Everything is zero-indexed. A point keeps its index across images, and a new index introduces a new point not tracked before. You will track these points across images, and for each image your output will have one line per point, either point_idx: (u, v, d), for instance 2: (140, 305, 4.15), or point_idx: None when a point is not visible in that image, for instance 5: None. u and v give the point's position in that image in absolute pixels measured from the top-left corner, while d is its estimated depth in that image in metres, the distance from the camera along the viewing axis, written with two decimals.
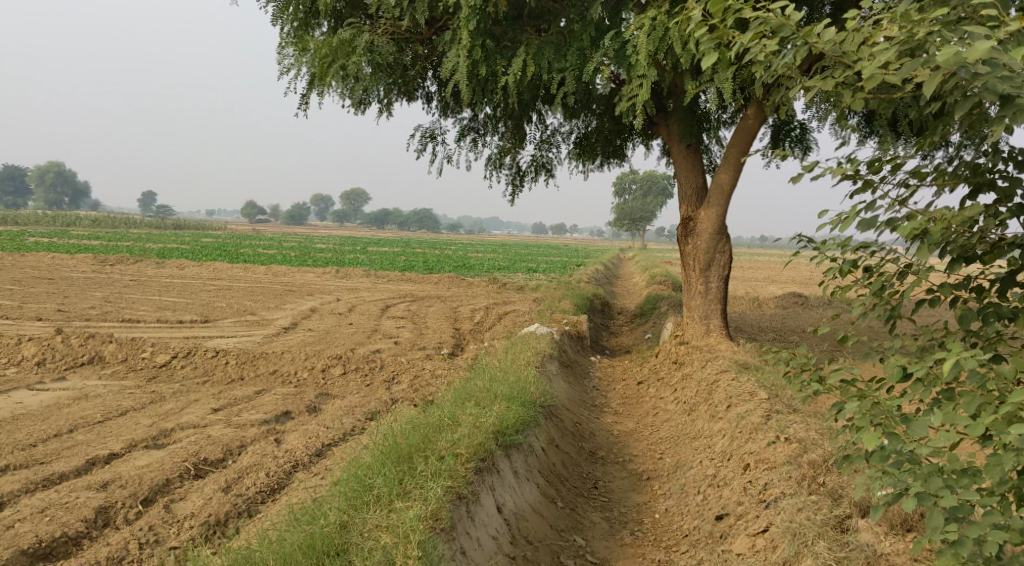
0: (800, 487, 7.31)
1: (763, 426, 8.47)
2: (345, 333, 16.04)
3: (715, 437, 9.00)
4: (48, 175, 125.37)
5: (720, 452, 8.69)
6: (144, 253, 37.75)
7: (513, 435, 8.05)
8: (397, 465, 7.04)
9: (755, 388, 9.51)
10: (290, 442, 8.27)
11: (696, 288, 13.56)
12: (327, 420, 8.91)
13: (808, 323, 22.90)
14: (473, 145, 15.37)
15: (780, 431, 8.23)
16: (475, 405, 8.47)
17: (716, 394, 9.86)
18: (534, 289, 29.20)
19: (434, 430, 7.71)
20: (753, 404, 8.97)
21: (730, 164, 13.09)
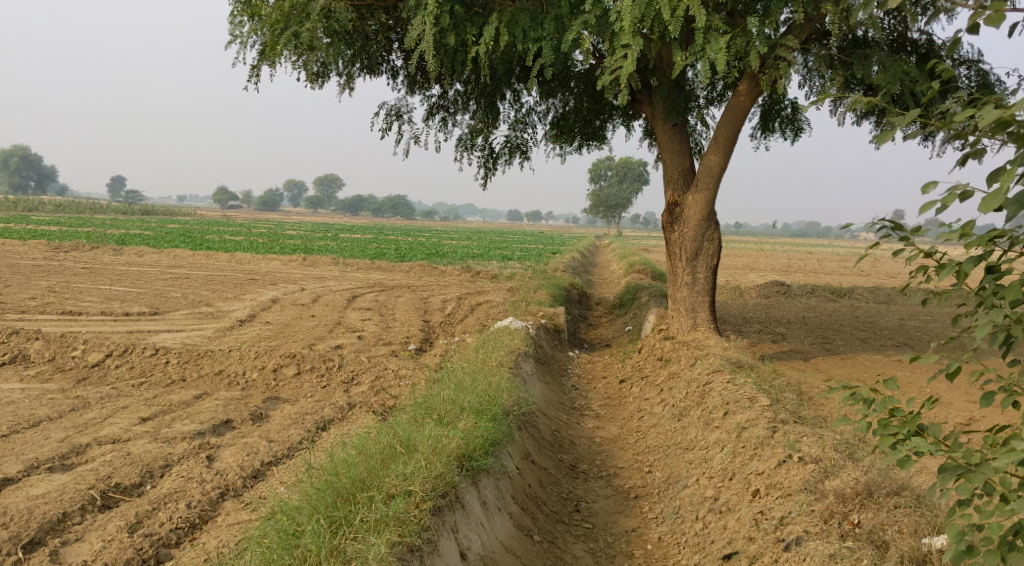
0: (828, 526, 6.57)
1: (770, 441, 7.70)
2: (304, 326, 14.92)
3: (714, 450, 8.21)
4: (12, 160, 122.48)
5: (720, 469, 7.91)
6: (102, 240, 36.16)
7: (481, 459, 7.18)
8: (335, 509, 6.10)
9: (756, 394, 8.69)
10: (223, 462, 7.34)
11: (683, 280, 12.60)
12: (271, 432, 7.91)
13: (793, 314, 22.08)
14: (443, 124, 14.31)
15: (792, 449, 7.46)
16: (437, 421, 7.54)
17: (710, 400, 9.04)
18: (508, 278, 28.14)
19: (387, 457, 6.78)
20: (757, 414, 8.16)
21: (719, 144, 12.14)
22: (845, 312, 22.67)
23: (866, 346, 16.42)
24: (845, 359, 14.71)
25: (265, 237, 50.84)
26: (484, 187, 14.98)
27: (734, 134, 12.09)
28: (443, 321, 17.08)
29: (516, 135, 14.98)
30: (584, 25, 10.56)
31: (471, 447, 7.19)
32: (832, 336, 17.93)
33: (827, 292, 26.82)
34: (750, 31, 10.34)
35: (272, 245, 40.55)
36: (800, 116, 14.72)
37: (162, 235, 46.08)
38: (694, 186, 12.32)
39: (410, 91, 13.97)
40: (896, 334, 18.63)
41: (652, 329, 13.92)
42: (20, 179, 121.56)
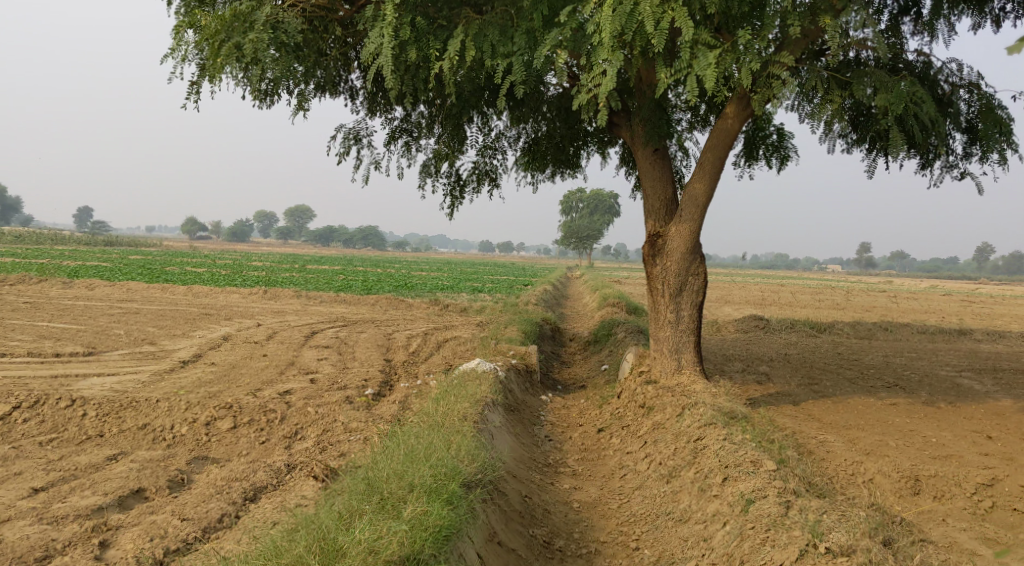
0: None
1: (784, 522, 7.30)
2: (253, 367, 13.69)
3: (714, 527, 7.70)
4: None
5: (722, 555, 7.40)
6: (55, 272, 34.48)
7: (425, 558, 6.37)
8: None
9: (758, 455, 8.26)
10: (119, 548, 6.59)
11: (666, 318, 11.56)
12: (186, 506, 7.10)
13: (774, 351, 21.08)
14: (406, 149, 13.26)
15: (816, 537, 7.08)
16: (384, 513, 6.74)
17: (706, 463, 8.42)
18: (477, 311, 27.00)
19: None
20: (764, 483, 7.80)
21: (705, 170, 11.17)
22: (827, 349, 21.71)
23: (856, 387, 15.43)
24: (836, 402, 13.72)
25: (230, 268, 49.27)
26: (450, 218, 13.93)
27: (721, 160, 11.15)
28: (407, 360, 15.89)
29: (485, 160, 13.94)
30: (559, 40, 9.60)
31: (417, 546, 6.42)
32: (818, 375, 16.93)
33: (806, 326, 26.00)
34: (740, 48, 9.43)
35: (234, 277, 39.06)
36: (786, 144, 13.86)
37: (120, 266, 44.39)
38: (679, 216, 11.34)
39: (369, 113, 12.92)
40: (884, 373, 17.68)
41: (632, 370, 12.85)
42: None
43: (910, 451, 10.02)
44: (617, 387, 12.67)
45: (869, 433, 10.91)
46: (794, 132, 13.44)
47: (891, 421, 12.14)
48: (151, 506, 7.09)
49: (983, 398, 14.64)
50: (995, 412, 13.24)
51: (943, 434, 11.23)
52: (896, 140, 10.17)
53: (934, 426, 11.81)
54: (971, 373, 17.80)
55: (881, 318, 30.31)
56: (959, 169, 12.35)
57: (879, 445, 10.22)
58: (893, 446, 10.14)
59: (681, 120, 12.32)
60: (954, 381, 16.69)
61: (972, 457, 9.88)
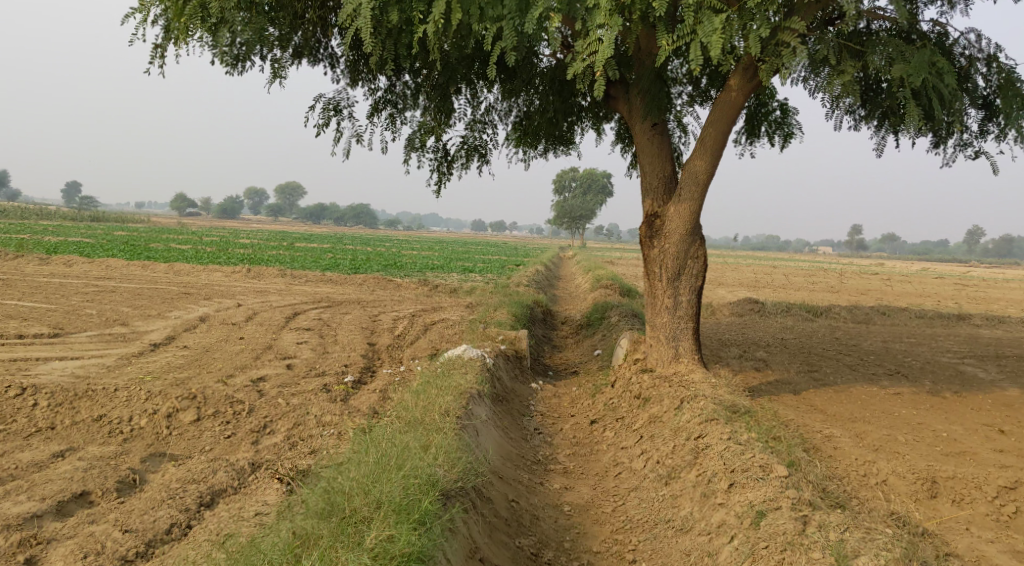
0: None
1: (803, 542, 6.80)
2: (227, 351, 13.01)
3: (723, 544, 7.18)
4: None
5: None
6: (34, 248, 33.56)
7: None
8: None
9: (767, 459, 7.75)
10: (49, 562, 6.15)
11: (663, 303, 10.92)
12: (130, 515, 6.63)
13: (771, 335, 20.48)
14: (390, 122, 12.54)
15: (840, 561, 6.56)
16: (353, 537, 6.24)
17: (713, 470, 7.87)
18: (467, 292, 26.35)
19: None
20: (778, 494, 7.29)
21: (706, 146, 10.50)
22: (825, 334, 21.12)
23: (857, 375, 14.83)
24: (839, 391, 13.12)
25: (215, 246, 48.35)
26: (437, 195, 13.22)
27: (724, 135, 10.48)
28: (391, 343, 15.22)
29: (474, 135, 13.23)
30: (551, 3, 8.91)
31: None
32: (817, 362, 16.34)
33: (802, 310, 25.43)
34: (748, 13, 8.76)
35: (219, 255, 38.21)
36: (790, 121, 13.19)
37: (103, 243, 43.40)
38: (678, 195, 10.68)
39: (350, 83, 12.19)
40: (885, 360, 17.09)
41: (627, 358, 12.22)
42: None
43: (920, 447, 9.44)
44: (611, 375, 12.05)
45: (876, 427, 10.31)
46: (799, 106, 12.80)
47: (897, 412, 11.56)
48: (92, 515, 6.61)
49: (989, 387, 14.06)
50: (1004, 403, 12.66)
51: (954, 426, 10.64)
52: (913, 113, 9.52)
53: (943, 418, 11.21)
54: (974, 361, 17.22)
55: (876, 302, 29.76)
56: (974, 147, 11.76)
57: (888, 440, 9.63)
58: (903, 442, 9.55)
59: (681, 93, 11.64)
60: (957, 369, 16.11)
61: (987, 454, 9.32)
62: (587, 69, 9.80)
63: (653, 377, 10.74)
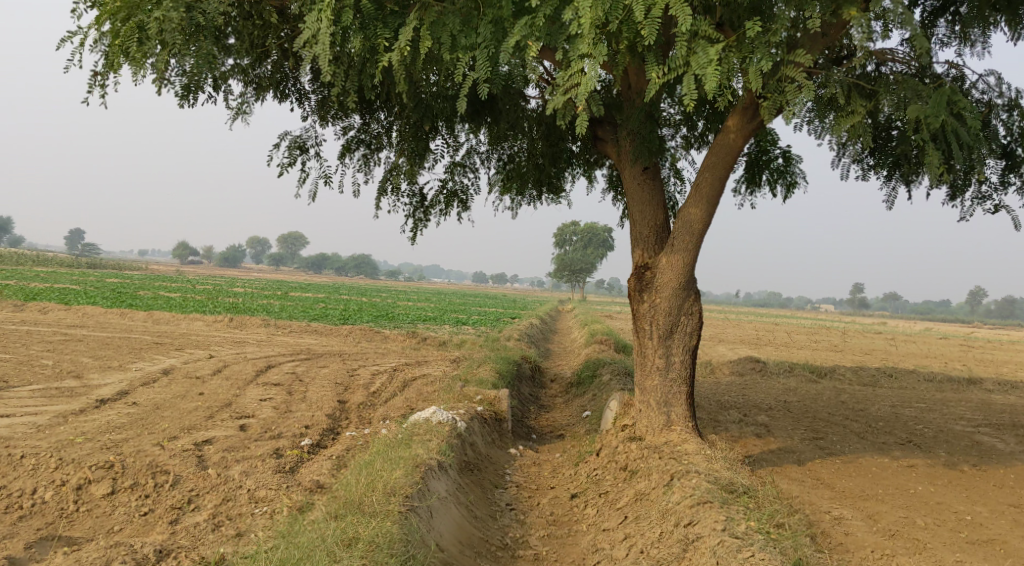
0: None
1: None
2: (180, 408, 11.95)
3: None
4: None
5: None
6: (12, 294, 32.57)
7: None
8: None
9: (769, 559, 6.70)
10: None
11: (654, 364, 9.88)
12: None
13: (772, 397, 19.32)
14: (362, 162, 11.70)
15: None
16: None
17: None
18: (457, 346, 25.25)
19: None
20: None
21: (701, 192, 9.55)
22: (830, 396, 19.96)
23: (867, 443, 13.69)
24: (847, 462, 11.98)
25: (206, 294, 47.32)
26: (413, 242, 12.27)
27: (722, 181, 9.54)
28: (364, 400, 14.12)
29: (454, 178, 12.34)
30: (529, 31, 8.05)
31: None
32: (823, 427, 15.19)
33: (806, 370, 24.25)
34: (747, 45, 7.88)
35: (207, 304, 37.21)
36: (793, 169, 12.28)
37: (92, 289, 42.47)
38: (670, 245, 9.71)
39: (320, 121, 11.34)
40: (896, 427, 15.94)
41: (615, 422, 11.13)
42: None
43: (942, 533, 8.31)
44: (597, 442, 10.96)
45: (891, 507, 9.18)
46: (803, 152, 11.90)
47: (914, 488, 10.40)
48: None
49: (1011, 461, 12.88)
50: None
51: (978, 508, 9.49)
52: (932, 160, 8.54)
53: (964, 497, 10.07)
54: (990, 430, 16.02)
55: (884, 364, 28.54)
56: (993, 200, 10.83)
57: (905, 524, 8.50)
58: (922, 527, 8.42)
59: (675, 136, 10.76)
60: (975, 438, 14.93)
61: (1018, 543, 8.18)
62: (570, 105, 8.97)
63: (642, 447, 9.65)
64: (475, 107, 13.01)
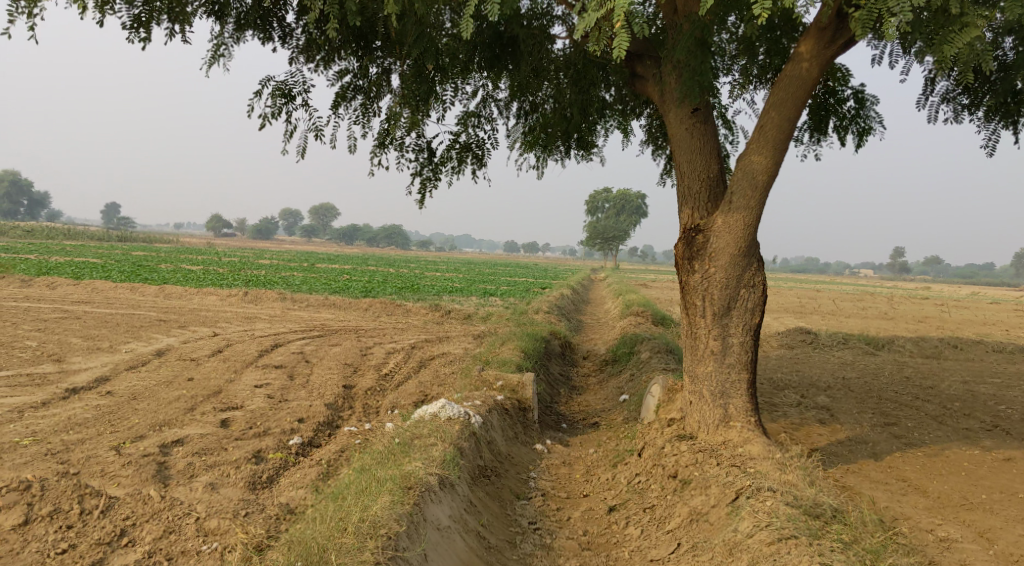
0: None
1: None
2: (159, 398, 10.45)
3: None
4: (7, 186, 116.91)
5: None
6: (24, 271, 31.31)
7: None
8: None
9: None
10: None
11: (708, 348, 8.21)
12: None
13: (829, 374, 17.50)
14: (359, 112, 10.19)
15: None
16: None
17: None
18: (483, 320, 23.69)
19: None
20: None
21: (766, 137, 7.84)
22: (892, 371, 18.11)
23: (947, 429, 11.91)
24: (933, 455, 10.22)
25: (229, 267, 46.26)
26: (422, 205, 10.71)
27: (792, 124, 7.82)
28: (374, 385, 12.56)
29: (469, 130, 10.70)
30: None
31: None
32: (892, 411, 13.41)
33: (861, 342, 22.34)
34: None
35: (226, 277, 35.84)
36: (868, 113, 10.42)
37: (113, 265, 41.38)
38: (728, 202, 7.97)
39: (307, 64, 9.81)
40: (974, 407, 14.10)
41: (660, 416, 9.45)
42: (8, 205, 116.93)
43: None
44: (638, 438, 9.29)
45: (1005, 519, 7.45)
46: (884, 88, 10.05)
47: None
48: None
49: None
50: None
51: None
52: None
53: None
54: None
55: (944, 334, 26.51)
56: None
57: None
58: None
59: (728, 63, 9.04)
60: None
61: None
62: (606, 25, 7.32)
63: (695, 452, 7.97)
64: (492, 50, 11.37)
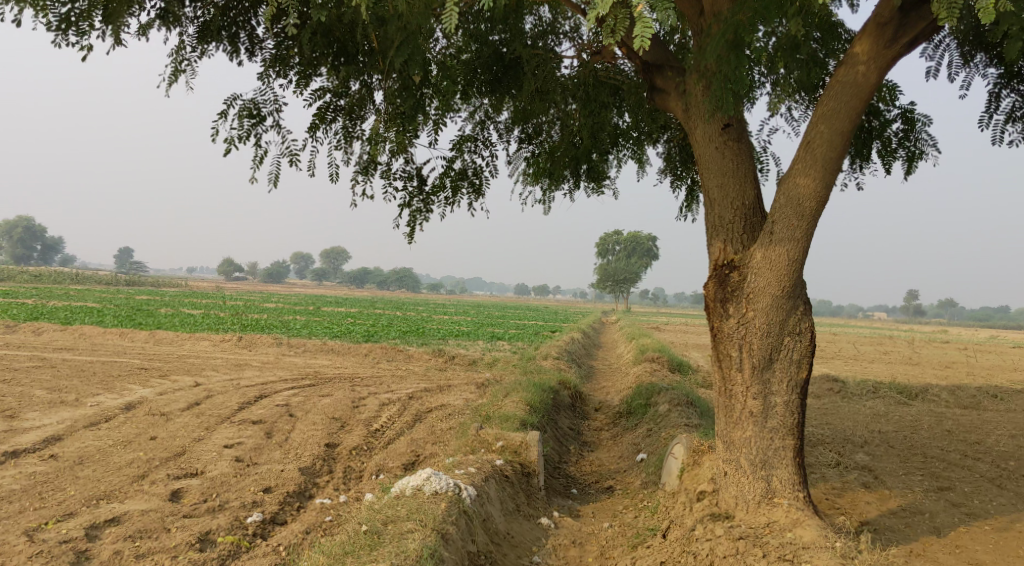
0: None
1: None
2: (109, 462, 9.11)
3: None
4: (18, 231, 116.64)
5: None
6: (14, 315, 30.03)
7: None
8: None
9: None
10: None
11: (746, 410, 7.25)
12: None
13: (863, 427, 16.04)
14: (339, 137, 8.97)
15: None
16: None
17: None
18: (488, 366, 22.29)
19: None
20: None
21: (814, 155, 6.98)
22: (932, 424, 16.55)
23: (1010, 494, 10.46)
24: (1002, 530, 8.78)
25: (230, 311, 44.93)
26: (410, 242, 9.56)
27: (842, 147, 6.91)
28: (360, 443, 11.19)
29: (464, 157, 9.51)
30: None
31: None
32: (942, 471, 11.95)
33: (893, 390, 20.83)
34: None
35: (226, 322, 34.47)
36: (918, 135, 9.13)
37: (111, 308, 40.14)
38: (769, 235, 7.06)
39: (276, 78, 8.63)
40: None
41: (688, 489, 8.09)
42: (18, 248, 116.54)
43: None
44: (661, 514, 7.96)
45: None
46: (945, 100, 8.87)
47: None
48: None
49: None
50: None
51: None
52: None
53: None
54: None
55: (979, 380, 24.92)
56: None
57: None
58: None
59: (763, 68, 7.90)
60: None
61: None
62: (622, 11, 6.13)
63: (732, 541, 7.01)
64: (492, 71, 10.18)
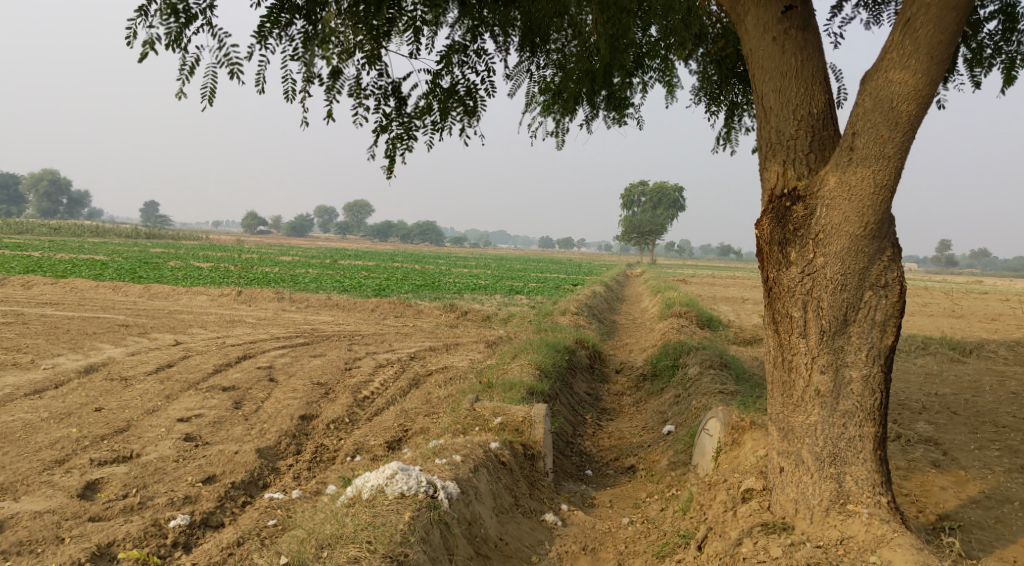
0: None
1: None
2: (30, 442, 7.58)
3: None
4: (40, 185, 116.01)
5: None
6: (13, 268, 28.71)
7: None
8: None
9: None
10: None
11: (811, 388, 6.29)
12: None
13: (918, 389, 14.32)
14: (295, 41, 7.24)
15: None
16: None
17: None
18: (502, 322, 20.69)
19: None
20: None
21: (904, 58, 5.98)
22: (994, 385, 14.77)
23: None
24: None
25: (243, 263, 43.47)
26: (389, 177, 7.86)
27: (932, 67, 5.92)
28: (341, 414, 9.64)
29: (453, 71, 7.70)
30: None
31: None
32: (1019, 444, 10.30)
33: (944, 347, 18.99)
34: None
35: (234, 276, 32.96)
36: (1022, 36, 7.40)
37: (119, 261, 38.88)
38: (845, 165, 6.12)
39: None
40: None
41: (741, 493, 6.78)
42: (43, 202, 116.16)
43: None
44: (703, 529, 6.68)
45: None
46: None
47: None
48: None
49: None
50: None
51: None
52: None
53: None
54: None
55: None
56: None
57: None
58: None
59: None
60: None
61: None
62: None
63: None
64: None
